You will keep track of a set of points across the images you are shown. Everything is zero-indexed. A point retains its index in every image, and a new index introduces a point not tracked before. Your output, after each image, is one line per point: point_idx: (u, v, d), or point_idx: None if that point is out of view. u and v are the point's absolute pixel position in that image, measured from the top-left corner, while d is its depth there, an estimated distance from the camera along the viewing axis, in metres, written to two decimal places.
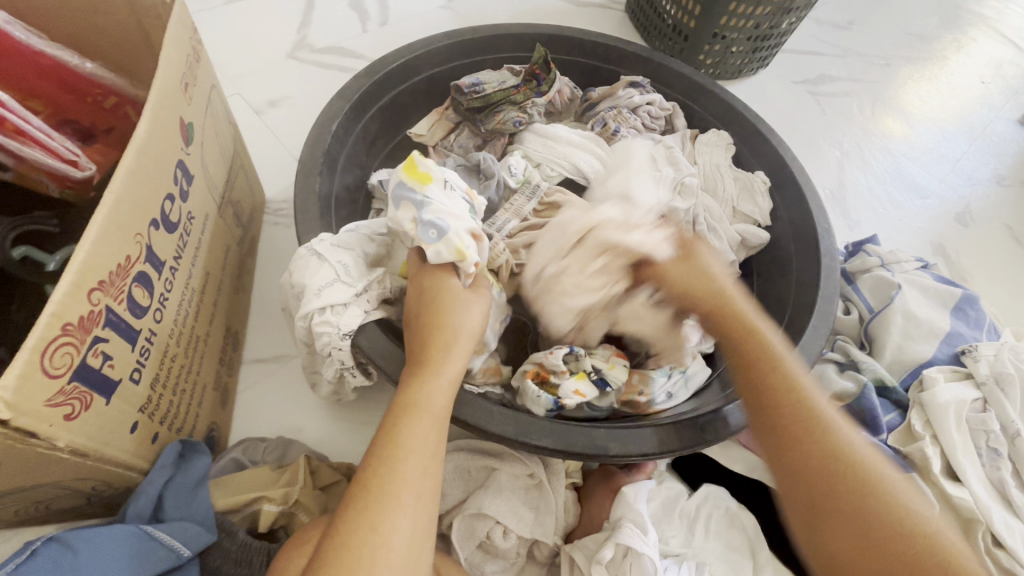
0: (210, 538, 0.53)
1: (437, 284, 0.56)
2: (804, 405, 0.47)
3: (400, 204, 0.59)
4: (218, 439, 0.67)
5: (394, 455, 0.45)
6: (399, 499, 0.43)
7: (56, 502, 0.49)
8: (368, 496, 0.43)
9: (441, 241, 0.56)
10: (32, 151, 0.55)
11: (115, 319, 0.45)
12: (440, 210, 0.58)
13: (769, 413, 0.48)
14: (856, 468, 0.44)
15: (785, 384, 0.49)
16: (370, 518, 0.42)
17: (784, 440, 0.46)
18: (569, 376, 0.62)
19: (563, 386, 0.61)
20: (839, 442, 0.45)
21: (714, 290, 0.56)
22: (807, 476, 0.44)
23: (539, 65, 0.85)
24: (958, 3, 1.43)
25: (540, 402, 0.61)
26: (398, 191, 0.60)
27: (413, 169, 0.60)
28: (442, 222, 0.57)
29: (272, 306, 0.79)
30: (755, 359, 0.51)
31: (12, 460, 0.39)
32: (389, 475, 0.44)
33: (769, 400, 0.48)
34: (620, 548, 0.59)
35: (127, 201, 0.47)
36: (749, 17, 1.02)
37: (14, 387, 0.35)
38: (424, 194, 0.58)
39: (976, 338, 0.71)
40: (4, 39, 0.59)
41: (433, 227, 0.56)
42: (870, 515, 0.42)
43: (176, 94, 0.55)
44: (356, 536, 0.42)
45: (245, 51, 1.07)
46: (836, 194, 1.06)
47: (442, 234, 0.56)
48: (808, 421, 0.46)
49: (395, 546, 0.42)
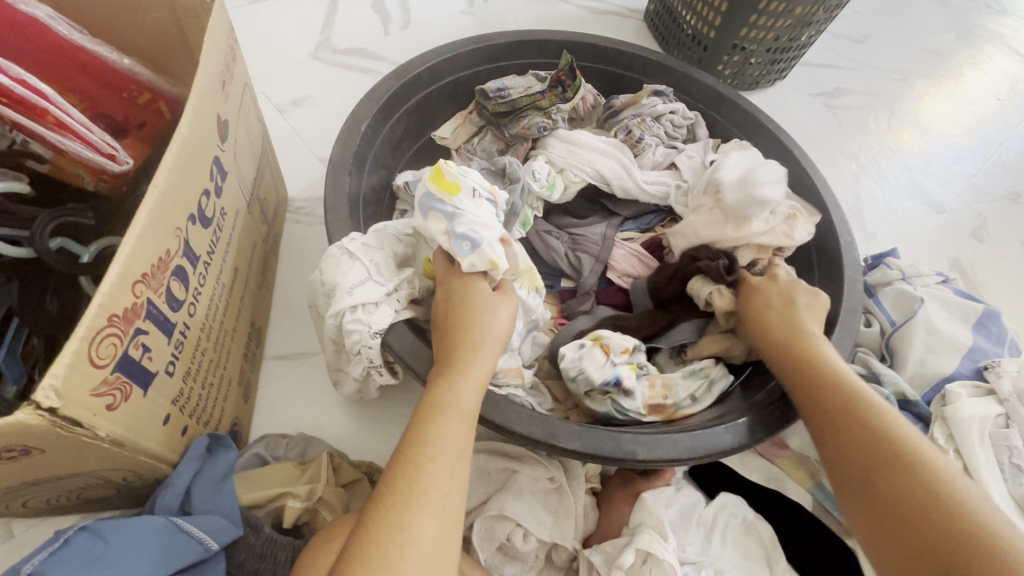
0: (236, 532, 0.53)
1: (464, 286, 0.57)
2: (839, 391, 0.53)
3: (429, 215, 0.59)
4: (240, 433, 0.67)
5: (424, 453, 0.46)
6: (428, 498, 0.44)
7: (88, 491, 0.50)
8: (398, 493, 0.44)
9: (475, 253, 0.57)
10: (72, 144, 0.56)
11: (154, 312, 0.46)
12: (472, 221, 0.58)
13: (807, 403, 0.54)
14: (894, 440, 0.48)
15: (806, 374, 0.55)
16: (400, 517, 0.43)
17: (820, 425, 0.52)
18: (626, 364, 0.65)
19: (619, 362, 0.64)
20: (875, 420, 0.50)
21: (780, 328, 0.61)
22: (845, 458, 0.49)
23: (564, 71, 0.84)
24: (974, 20, 1.44)
25: (603, 371, 0.63)
26: (426, 202, 0.59)
27: (441, 177, 0.60)
28: (474, 232, 0.57)
29: (294, 303, 0.80)
30: (794, 354, 0.58)
31: (53, 448, 0.39)
32: (419, 474, 0.44)
33: (809, 394, 0.54)
34: (640, 553, 0.59)
35: (170, 195, 0.48)
36: (770, 29, 1.03)
37: (63, 376, 0.36)
38: (454, 205, 0.58)
39: (998, 355, 0.71)
40: (47, 34, 0.60)
41: (466, 239, 0.57)
42: (905, 483, 0.45)
43: (215, 92, 0.56)
44: (385, 535, 0.42)
45: (269, 51, 1.08)
46: (852, 207, 1.07)
47: (476, 244, 0.57)
48: (840, 403, 0.52)
49: (424, 544, 0.42)
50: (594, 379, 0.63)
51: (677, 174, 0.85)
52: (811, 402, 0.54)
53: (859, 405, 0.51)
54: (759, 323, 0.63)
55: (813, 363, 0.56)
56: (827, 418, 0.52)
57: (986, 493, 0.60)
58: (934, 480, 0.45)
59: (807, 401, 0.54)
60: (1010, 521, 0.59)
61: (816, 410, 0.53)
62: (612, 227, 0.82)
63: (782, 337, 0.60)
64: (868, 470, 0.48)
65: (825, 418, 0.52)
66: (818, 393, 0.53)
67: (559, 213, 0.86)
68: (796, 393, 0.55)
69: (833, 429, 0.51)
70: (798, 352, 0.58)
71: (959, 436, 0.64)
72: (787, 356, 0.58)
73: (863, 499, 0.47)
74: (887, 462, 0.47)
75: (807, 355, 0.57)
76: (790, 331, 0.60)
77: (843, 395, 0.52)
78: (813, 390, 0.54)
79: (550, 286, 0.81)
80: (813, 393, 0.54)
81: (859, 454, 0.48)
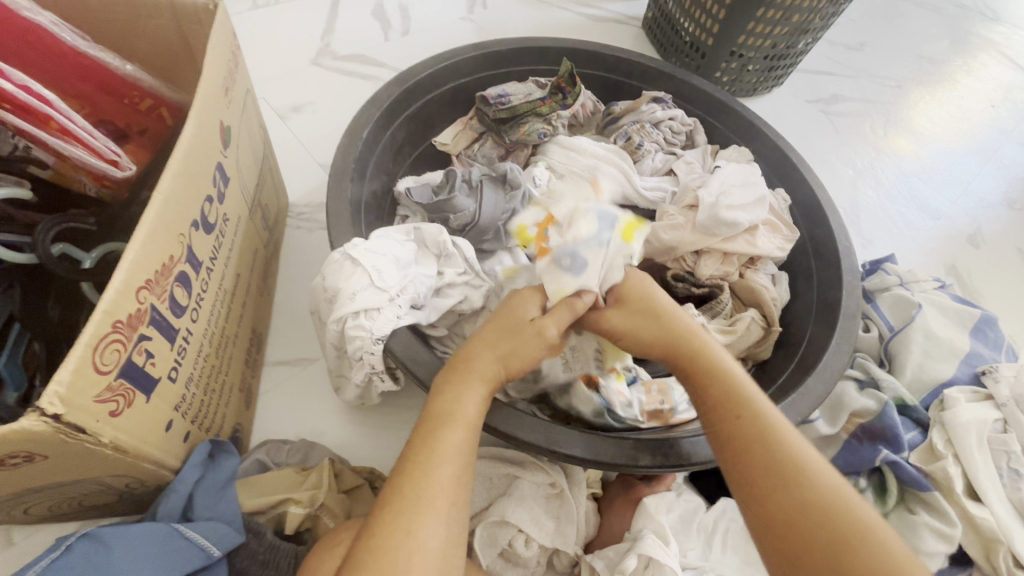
0: (238, 538, 0.52)
1: (512, 310, 0.57)
2: (772, 444, 0.47)
3: (593, 217, 0.61)
4: (241, 439, 0.67)
5: (429, 460, 0.46)
6: (433, 505, 0.44)
7: (89, 498, 0.50)
8: (402, 499, 0.44)
9: (558, 271, 0.58)
10: (75, 149, 0.56)
11: (158, 318, 0.46)
12: (592, 258, 0.59)
13: (738, 460, 0.48)
14: (838, 511, 0.43)
15: (736, 418, 0.50)
16: (405, 523, 0.43)
17: (756, 486, 0.46)
18: (611, 378, 0.64)
19: (607, 388, 0.63)
20: (813, 484, 0.45)
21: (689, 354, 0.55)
22: (789, 525, 0.44)
23: (565, 78, 0.86)
24: (968, 27, 1.46)
25: (590, 404, 0.64)
26: (609, 215, 0.62)
27: (631, 226, 0.62)
28: (589, 261, 0.59)
29: (295, 308, 0.80)
30: (720, 396, 0.51)
31: (57, 454, 0.39)
32: (422, 481, 0.45)
33: (736, 447, 0.49)
34: (642, 559, 0.59)
35: (173, 202, 0.48)
36: (768, 36, 1.04)
37: (67, 383, 0.36)
38: (610, 242, 0.60)
39: (995, 360, 0.71)
40: (51, 41, 0.60)
41: (569, 261, 0.59)
42: (864, 561, 0.41)
43: (217, 99, 0.57)
44: (390, 541, 0.42)
45: (270, 57, 1.08)
46: (849, 212, 1.08)
47: (578, 269, 0.58)
48: (770, 465, 0.46)
49: (429, 551, 0.42)
50: (583, 411, 0.65)
51: (676, 179, 0.85)
52: (741, 460, 0.48)
53: (792, 466, 0.46)
54: (656, 330, 0.57)
55: (741, 412, 0.50)
56: (760, 482, 0.46)
57: (984, 498, 0.61)
58: (887, 553, 0.41)
59: (734, 459, 0.48)
60: (1008, 525, 0.59)
61: (743, 473, 0.47)
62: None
63: (698, 364, 0.54)
64: (816, 540, 0.42)
65: (753, 485, 0.46)
66: (745, 452, 0.48)
67: None
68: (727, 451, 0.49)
69: (767, 497, 0.45)
70: (720, 392, 0.52)
71: (958, 441, 0.64)
72: (710, 398, 0.52)
73: (814, 572, 0.42)
74: (838, 531, 0.42)
75: (732, 396, 0.51)
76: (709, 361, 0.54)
77: (774, 455, 0.47)
78: (742, 445, 0.48)
79: None
80: (742, 448, 0.48)
81: (803, 521, 0.43)
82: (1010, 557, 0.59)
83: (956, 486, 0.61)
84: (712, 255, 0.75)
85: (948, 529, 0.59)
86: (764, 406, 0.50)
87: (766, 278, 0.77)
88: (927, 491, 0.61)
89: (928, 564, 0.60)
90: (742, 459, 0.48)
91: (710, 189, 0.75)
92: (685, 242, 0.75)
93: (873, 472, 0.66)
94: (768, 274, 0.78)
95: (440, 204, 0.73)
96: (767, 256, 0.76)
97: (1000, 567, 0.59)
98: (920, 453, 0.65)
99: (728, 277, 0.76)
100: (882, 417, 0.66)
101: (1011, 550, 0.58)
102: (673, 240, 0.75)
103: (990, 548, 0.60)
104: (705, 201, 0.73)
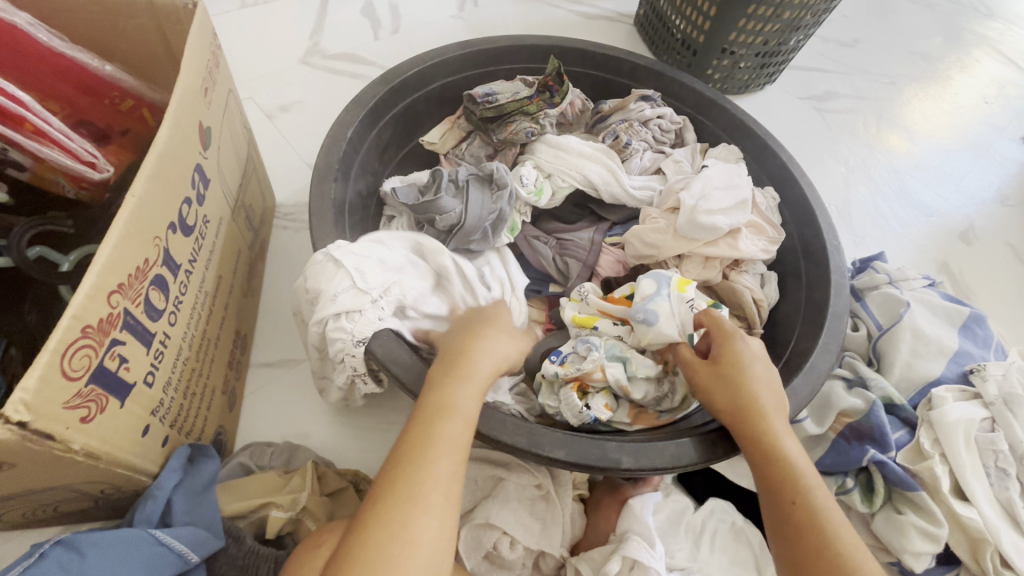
0: (217, 544, 0.52)
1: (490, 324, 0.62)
2: (816, 521, 0.47)
3: (652, 280, 0.67)
4: (225, 442, 0.67)
5: (425, 455, 0.45)
6: (428, 500, 0.43)
7: (65, 504, 0.49)
8: (397, 494, 0.43)
9: (642, 326, 0.64)
10: (51, 151, 0.55)
11: (132, 322, 0.45)
12: (661, 307, 0.64)
13: (782, 535, 0.48)
14: None
15: (791, 493, 0.49)
16: (400, 517, 0.42)
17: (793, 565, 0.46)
18: (600, 393, 0.64)
19: (593, 400, 0.64)
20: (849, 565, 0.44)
21: (739, 412, 0.54)
22: None
23: (552, 77, 0.84)
24: (962, 23, 1.45)
25: (580, 418, 0.63)
26: (662, 274, 0.67)
27: (684, 280, 0.67)
28: (659, 313, 0.64)
29: (281, 309, 0.79)
30: (773, 474, 0.50)
31: (27, 462, 0.38)
32: (419, 475, 0.44)
33: (780, 520, 0.49)
34: (627, 560, 0.59)
35: (148, 204, 0.47)
36: (759, 33, 1.03)
37: (34, 390, 0.35)
38: (668, 294, 0.65)
39: (984, 358, 0.71)
40: (26, 40, 0.59)
41: (645, 315, 0.64)
42: None
43: (196, 99, 0.56)
44: (380, 541, 0.41)
45: (257, 56, 1.07)
46: (841, 210, 1.07)
47: (650, 323, 0.64)
48: (814, 557, 0.45)
49: (423, 545, 0.42)
50: (570, 421, 0.64)
51: (664, 178, 0.85)
52: (784, 532, 0.48)
53: (834, 544, 0.46)
54: (728, 387, 0.56)
55: (783, 482, 0.49)
56: (799, 558, 0.46)
57: (972, 498, 0.60)
58: None
59: (779, 543, 0.48)
60: (995, 524, 0.59)
61: (788, 548, 0.47)
62: (600, 231, 0.82)
63: (749, 428, 0.53)
64: None
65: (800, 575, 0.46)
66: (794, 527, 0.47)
67: (547, 218, 0.87)
68: (776, 525, 0.49)
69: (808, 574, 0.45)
70: (768, 459, 0.51)
71: (945, 440, 0.63)
72: (764, 474, 0.51)
73: None
74: None
75: (788, 476, 0.50)
76: (757, 417, 0.53)
77: (817, 532, 0.46)
78: (791, 530, 0.47)
79: (537, 291, 0.81)
80: (786, 524, 0.48)
81: None
82: (997, 557, 0.59)
83: (942, 485, 0.61)
84: (694, 259, 0.75)
85: (935, 529, 0.59)
86: (816, 483, 0.49)
87: (753, 279, 0.76)
88: (915, 491, 0.61)
89: (914, 564, 0.60)
90: (789, 535, 0.47)
91: (701, 184, 0.75)
92: (673, 242, 0.74)
93: (860, 472, 0.65)
94: (759, 273, 0.78)
95: (427, 203, 0.72)
96: (751, 258, 0.75)
97: (987, 568, 0.59)
98: (907, 453, 0.65)
99: (712, 280, 0.76)
100: (869, 417, 0.65)
101: (998, 550, 0.58)
102: (659, 241, 0.75)
103: (977, 548, 0.60)
104: (685, 203, 0.72)
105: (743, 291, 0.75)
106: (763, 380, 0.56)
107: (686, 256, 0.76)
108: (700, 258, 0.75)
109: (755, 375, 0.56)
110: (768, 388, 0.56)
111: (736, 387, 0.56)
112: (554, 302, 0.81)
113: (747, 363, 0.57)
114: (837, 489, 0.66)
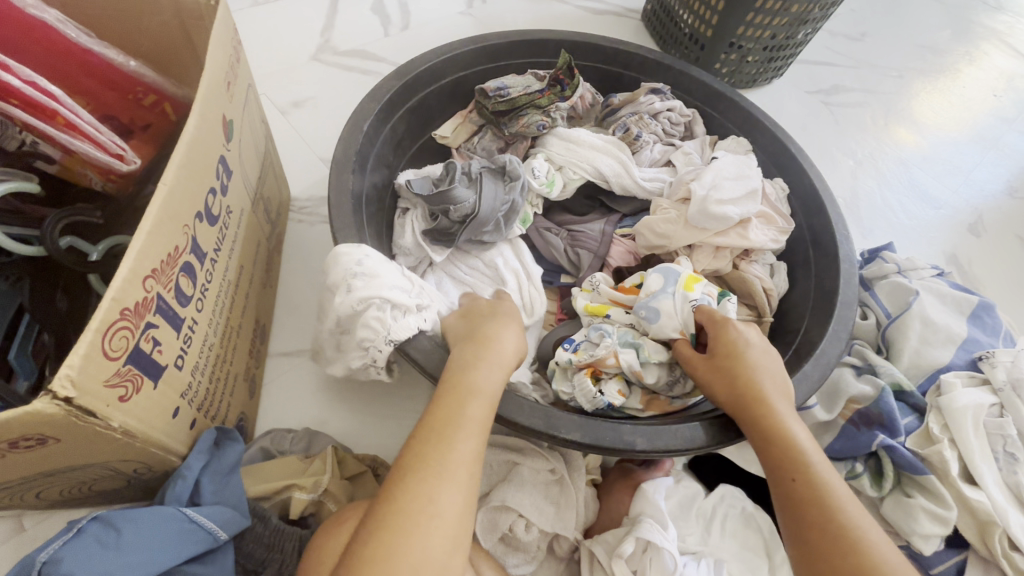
0: (244, 522, 0.54)
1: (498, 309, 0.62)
2: (819, 496, 0.48)
3: (659, 277, 0.68)
4: (247, 428, 0.68)
5: (451, 429, 0.47)
6: (454, 474, 0.45)
7: (99, 482, 0.51)
8: (424, 466, 0.45)
9: (643, 322, 0.67)
10: (81, 144, 0.57)
11: (164, 307, 0.47)
12: (663, 306, 0.66)
13: (787, 511, 0.49)
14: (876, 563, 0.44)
15: (791, 470, 0.50)
16: (427, 490, 0.44)
17: (798, 540, 0.48)
18: (613, 379, 0.66)
19: (606, 385, 0.65)
20: (852, 537, 0.46)
21: (740, 396, 0.56)
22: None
23: (563, 70, 0.85)
24: (971, 17, 1.45)
25: (594, 402, 0.64)
26: (672, 270, 0.68)
27: (692, 278, 0.68)
28: (660, 312, 0.66)
29: (297, 300, 0.81)
30: (775, 453, 0.51)
31: (69, 437, 0.40)
32: (444, 449, 0.46)
33: (784, 498, 0.50)
34: (640, 542, 0.60)
35: (178, 193, 0.49)
36: (766, 27, 1.04)
37: (79, 366, 0.37)
38: (673, 292, 0.67)
39: (992, 345, 0.72)
40: (56, 38, 0.61)
41: (647, 313, 0.66)
42: None
43: (220, 93, 0.58)
44: (406, 510, 0.43)
45: (270, 53, 1.09)
46: (849, 203, 1.08)
47: (650, 321, 0.66)
48: (819, 532, 0.47)
49: (447, 515, 0.43)
50: (584, 406, 0.65)
51: (674, 170, 0.86)
52: (788, 508, 0.49)
53: (837, 517, 0.47)
54: (728, 372, 0.58)
55: (785, 460, 0.51)
56: (804, 531, 0.47)
57: (980, 481, 0.61)
58: None
59: (785, 519, 0.49)
60: (1004, 507, 0.60)
61: (793, 523, 0.48)
62: (611, 223, 0.83)
63: (750, 411, 0.54)
64: None
65: (805, 549, 0.47)
66: (797, 502, 0.49)
67: (558, 210, 0.88)
68: (780, 502, 0.50)
69: (813, 547, 0.46)
70: (769, 438, 0.52)
71: (953, 425, 0.64)
72: (766, 454, 0.52)
73: None
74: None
75: (789, 454, 0.51)
76: (758, 399, 0.54)
77: (821, 507, 0.47)
78: (795, 507, 0.49)
79: (550, 282, 0.83)
80: (790, 500, 0.49)
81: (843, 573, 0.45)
82: (1005, 539, 0.59)
83: (951, 469, 0.62)
84: (704, 249, 0.76)
85: (943, 511, 0.60)
86: (821, 460, 0.51)
87: (762, 269, 0.78)
88: (923, 475, 0.62)
89: (922, 546, 0.61)
90: (793, 512, 0.49)
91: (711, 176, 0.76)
92: (684, 232, 0.75)
93: (869, 457, 0.67)
94: (767, 263, 0.80)
95: (441, 194, 0.72)
96: (761, 248, 0.76)
97: (995, 549, 0.59)
98: (915, 437, 0.66)
99: (721, 270, 0.77)
100: (877, 403, 0.67)
101: (1006, 533, 0.59)
102: (669, 232, 0.76)
103: (985, 530, 0.60)
104: (697, 194, 0.74)
105: (754, 280, 0.76)
106: (761, 364, 0.57)
107: (697, 246, 0.76)
108: (710, 249, 0.76)
109: (753, 360, 0.58)
110: (770, 371, 0.57)
111: (735, 372, 0.57)
112: (566, 293, 0.83)
113: (744, 348, 0.59)
114: (847, 474, 0.67)
